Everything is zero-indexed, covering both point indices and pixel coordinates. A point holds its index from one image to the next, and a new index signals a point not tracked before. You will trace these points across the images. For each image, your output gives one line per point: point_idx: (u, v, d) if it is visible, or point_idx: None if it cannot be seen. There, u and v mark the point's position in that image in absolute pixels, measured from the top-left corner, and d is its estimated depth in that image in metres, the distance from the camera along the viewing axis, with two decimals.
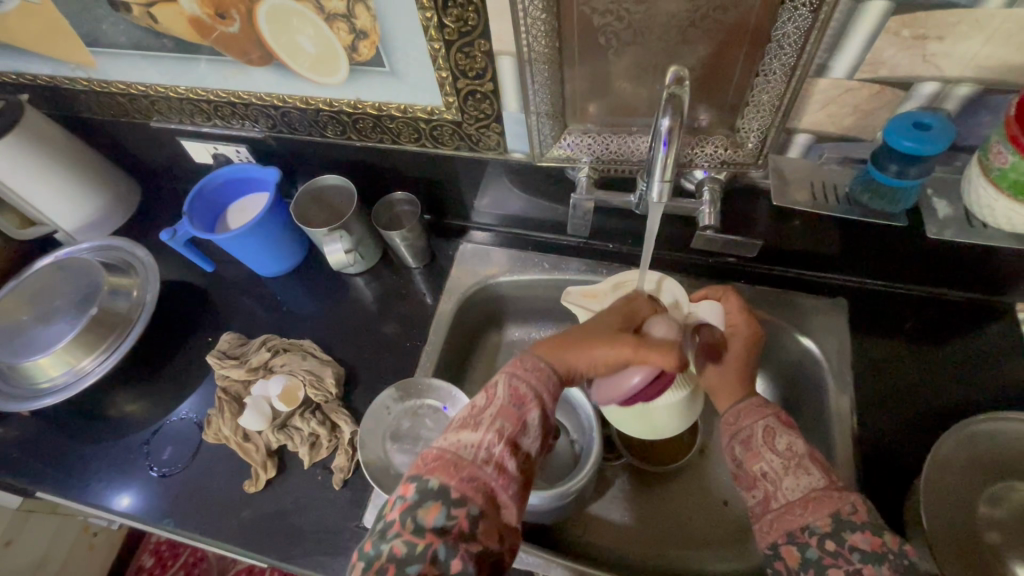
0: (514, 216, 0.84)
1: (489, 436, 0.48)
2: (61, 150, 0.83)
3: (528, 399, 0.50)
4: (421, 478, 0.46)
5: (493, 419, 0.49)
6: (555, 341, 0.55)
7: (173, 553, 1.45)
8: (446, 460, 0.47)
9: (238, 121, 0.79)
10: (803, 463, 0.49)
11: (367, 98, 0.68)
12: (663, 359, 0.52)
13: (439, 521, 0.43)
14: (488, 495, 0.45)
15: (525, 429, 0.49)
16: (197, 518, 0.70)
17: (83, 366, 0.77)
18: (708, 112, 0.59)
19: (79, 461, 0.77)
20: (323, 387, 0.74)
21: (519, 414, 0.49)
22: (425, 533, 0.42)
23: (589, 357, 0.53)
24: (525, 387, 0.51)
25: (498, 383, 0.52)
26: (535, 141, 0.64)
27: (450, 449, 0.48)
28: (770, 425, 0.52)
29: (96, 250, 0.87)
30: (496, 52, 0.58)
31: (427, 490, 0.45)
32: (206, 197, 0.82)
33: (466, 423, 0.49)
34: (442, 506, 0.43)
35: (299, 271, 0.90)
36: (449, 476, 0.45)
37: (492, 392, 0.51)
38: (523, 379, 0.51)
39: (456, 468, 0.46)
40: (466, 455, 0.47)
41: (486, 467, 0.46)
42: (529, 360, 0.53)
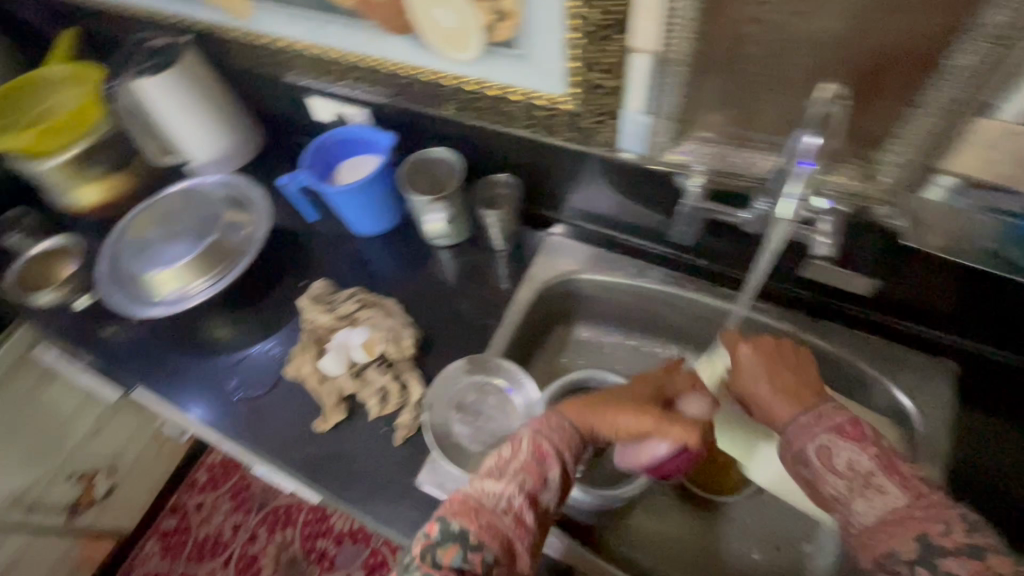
0: (605, 216, 0.85)
1: (511, 488, 0.51)
2: (207, 90, 0.91)
3: (549, 455, 0.53)
4: (445, 518, 0.49)
5: (516, 472, 0.52)
6: (583, 403, 0.58)
7: (225, 475, 1.58)
8: (468, 505, 0.50)
9: (364, 85, 0.83)
10: (872, 483, 0.48)
11: (492, 78, 0.70)
12: (681, 434, 0.54)
13: (456, 562, 0.46)
14: (504, 544, 0.48)
15: (545, 486, 0.52)
16: (269, 444, 0.76)
17: (193, 286, 0.84)
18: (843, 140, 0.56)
19: (177, 371, 0.85)
20: (401, 346, 0.77)
21: (540, 468, 0.53)
22: (440, 570, 0.46)
23: (610, 425, 0.56)
24: (547, 445, 0.54)
25: (523, 437, 0.55)
26: (653, 143, 0.65)
27: (474, 495, 0.51)
28: (825, 444, 0.51)
29: (220, 185, 0.92)
30: (631, 49, 0.58)
31: (448, 532, 0.48)
32: (324, 152, 0.87)
33: (490, 472, 0.52)
34: (459, 549, 0.47)
35: (390, 235, 0.94)
36: (469, 522, 0.48)
37: (517, 445, 0.54)
38: (546, 436, 0.54)
39: (476, 514, 0.49)
40: (487, 503, 0.50)
41: (504, 517, 0.49)
42: (554, 417, 0.56)
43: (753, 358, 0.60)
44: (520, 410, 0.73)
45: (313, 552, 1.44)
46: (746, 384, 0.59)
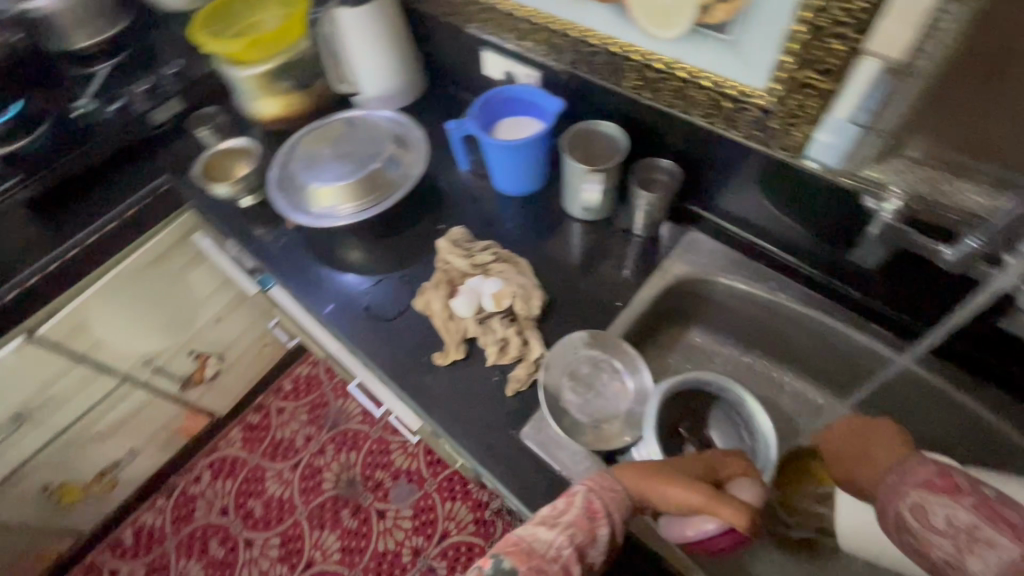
0: (759, 223, 0.82)
1: (562, 538, 0.49)
2: (393, 29, 0.97)
3: (600, 515, 0.51)
4: (496, 555, 0.47)
5: (567, 525, 0.50)
6: (635, 467, 0.55)
7: (307, 389, 1.71)
8: (521, 547, 0.48)
9: (545, 49, 0.85)
10: (974, 536, 0.40)
11: (686, 61, 0.69)
12: (731, 517, 0.49)
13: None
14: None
15: (594, 542, 0.50)
16: (388, 365, 0.81)
17: (348, 207, 0.91)
18: None
19: (319, 280, 0.92)
20: (528, 304, 0.79)
21: (591, 525, 0.50)
22: None
23: (658, 495, 0.53)
24: (598, 503, 0.52)
25: (576, 492, 0.53)
26: (852, 157, 0.63)
27: (527, 539, 0.49)
28: (920, 500, 0.44)
29: (389, 120, 0.99)
30: (864, 52, 0.55)
31: (500, 570, 0.46)
32: (492, 107, 0.90)
33: (543, 520, 0.51)
34: None
35: (529, 199, 0.96)
36: (521, 561, 0.47)
37: (571, 498, 0.52)
38: (598, 494, 0.52)
39: (528, 556, 0.47)
40: (539, 548, 0.48)
41: (552, 564, 0.47)
42: (606, 478, 0.54)
43: (856, 437, 0.57)
44: (632, 394, 0.74)
45: (370, 480, 1.53)
46: (844, 465, 0.56)
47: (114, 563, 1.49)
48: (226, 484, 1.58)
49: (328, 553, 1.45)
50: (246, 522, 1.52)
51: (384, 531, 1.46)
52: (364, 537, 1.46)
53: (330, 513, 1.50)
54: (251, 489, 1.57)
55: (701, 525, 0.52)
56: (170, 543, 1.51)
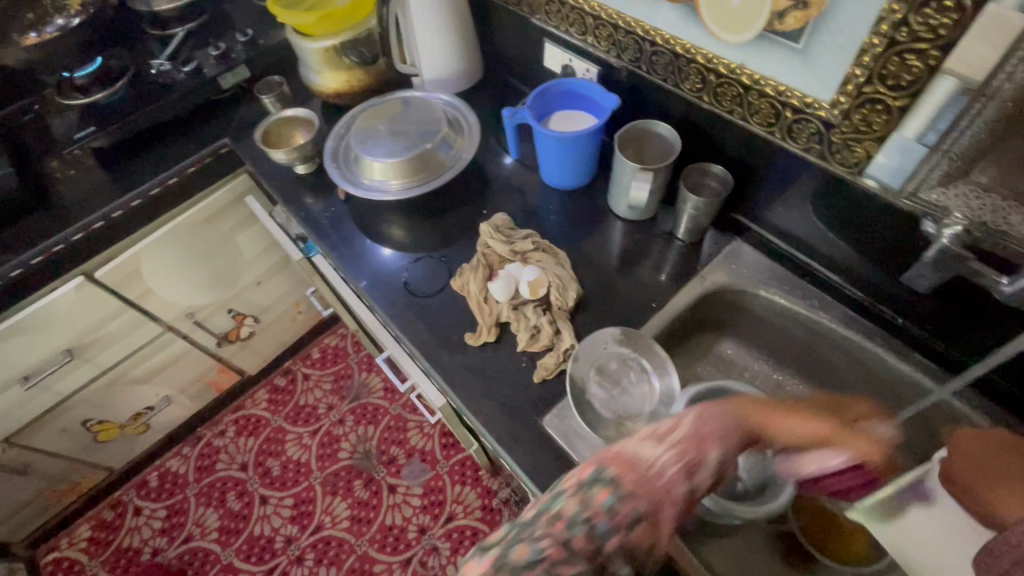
0: (805, 240, 0.80)
1: (669, 455, 0.45)
2: (459, 13, 0.99)
3: (711, 438, 0.47)
4: (597, 463, 0.45)
5: (676, 442, 0.46)
6: (756, 401, 0.52)
7: (333, 359, 1.76)
8: (623, 457, 0.45)
9: (607, 44, 0.85)
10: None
11: (751, 66, 0.68)
12: (858, 451, 0.54)
13: (608, 504, 0.42)
14: (655, 504, 0.43)
15: (703, 466, 0.46)
16: (420, 339, 0.82)
17: (399, 183, 0.94)
18: None
19: (360, 253, 0.95)
20: (564, 296, 0.80)
21: (700, 448, 0.47)
22: (592, 507, 0.42)
23: (783, 431, 0.53)
24: (708, 429, 0.47)
25: (684, 413, 0.49)
26: (917, 177, 0.60)
27: (628, 452, 0.46)
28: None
29: (445, 104, 1.02)
30: (941, 71, 0.53)
31: (601, 474, 0.44)
32: (548, 98, 0.91)
33: (646, 435, 0.47)
34: (612, 492, 0.43)
35: (574, 194, 0.97)
36: (624, 469, 0.44)
37: (677, 419, 0.48)
38: (709, 420, 0.49)
39: (631, 467, 0.44)
40: (642, 464, 0.45)
41: (659, 480, 0.44)
42: (724, 405, 0.50)
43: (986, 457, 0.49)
44: (658, 396, 0.73)
45: (385, 454, 1.57)
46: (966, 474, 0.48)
47: (138, 502, 1.57)
48: (248, 442, 1.64)
49: (337, 520, 1.49)
50: (263, 479, 1.57)
51: (393, 506, 1.49)
52: (374, 508, 1.49)
53: (343, 481, 1.54)
54: (272, 449, 1.62)
55: (828, 463, 0.55)
56: (190, 491, 1.58)
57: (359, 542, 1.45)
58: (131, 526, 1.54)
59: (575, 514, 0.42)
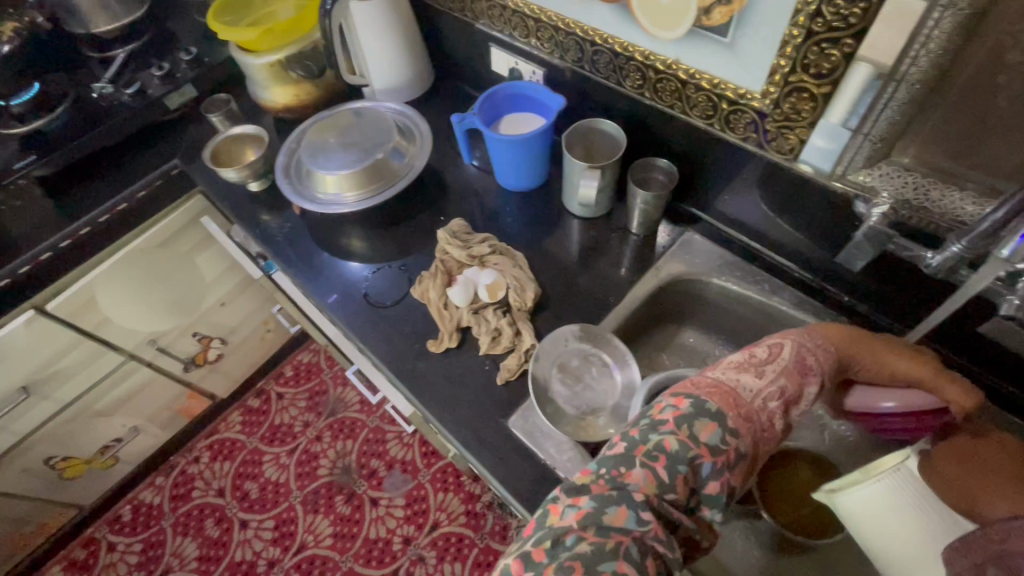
0: (752, 226, 0.82)
1: (771, 389, 0.51)
2: (404, 21, 0.99)
3: (811, 372, 0.54)
4: (695, 396, 0.49)
5: (776, 375, 0.52)
6: (852, 334, 0.59)
7: (307, 376, 1.74)
8: (723, 391, 0.50)
9: (550, 46, 0.86)
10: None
11: (685, 61, 0.70)
12: (955, 396, 0.55)
13: (714, 440, 0.46)
14: (754, 436, 0.49)
15: (800, 397, 0.52)
16: (383, 350, 0.82)
17: (354, 194, 0.93)
18: None
19: (319, 268, 0.94)
20: (523, 297, 0.81)
21: (800, 381, 0.53)
22: (699, 444, 0.46)
23: (880, 364, 0.59)
24: (810, 360, 0.55)
25: (784, 346, 0.55)
26: (845, 160, 0.62)
27: (728, 383, 0.51)
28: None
29: (394, 113, 1.02)
30: (857, 57, 0.55)
31: (703, 408, 0.48)
32: (496, 102, 0.92)
33: (747, 367, 0.52)
34: (718, 429, 0.47)
35: (531, 195, 0.98)
36: (727, 406, 0.48)
37: (776, 351, 0.54)
38: (811, 352, 0.55)
39: (733, 401, 0.49)
40: (745, 396, 0.50)
41: (760, 414, 0.49)
42: (821, 338, 0.57)
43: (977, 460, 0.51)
44: (619, 388, 0.75)
45: (365, 468, 1.55)
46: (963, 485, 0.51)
47: (112, 538, 1.52)
48: (224, 466, 1.61)
49: (320, 538, 1.47)
50: (241, 504, 1.54)
51: (376, 518, 1.47)
52: (357, 523, 1.47)
53: (324, 498, 1.52)
54: (249, 471, 1.59)
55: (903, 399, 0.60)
56: (167, 521, 1.54)
57: (344, 559, 1.43)
58: (105, 563, 1.49)
59: (678, 452, 0.45)
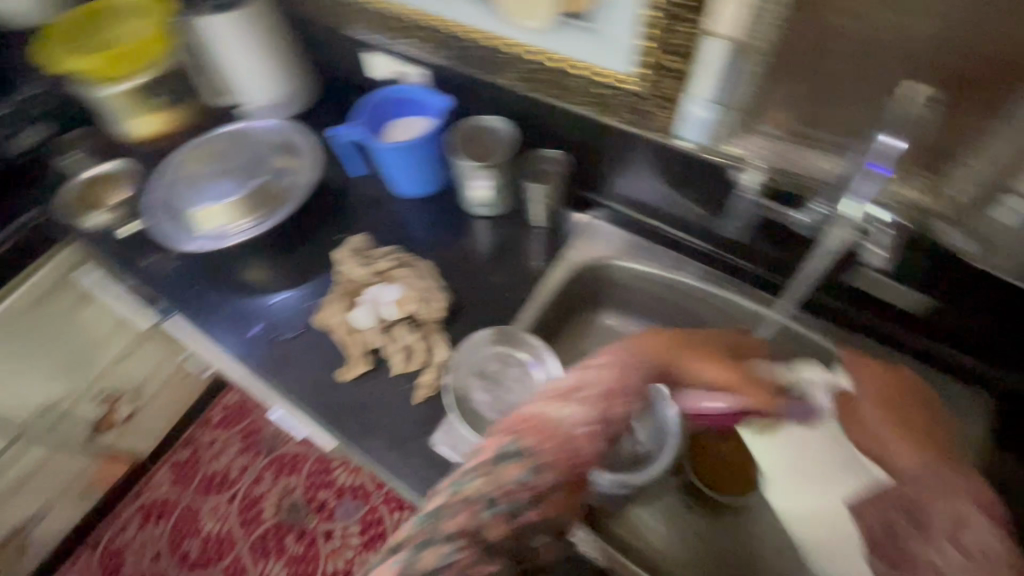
0: (648, 206, 0.83)
1: (584, 416, 0.50)
2: (273, 35, 0.91)
3: (625, 392, 0.53)
4: (510, 434, 0.49)
5: (590, 400, 0.52)
6: (660, 342, 0.60)
7: (238, 417, 1.63)
8: (535, 424, 0.50)
9: (426, 46, 0.83)
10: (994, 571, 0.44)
11: (558, 51, 0.70)
12: (753, 397, 0.58)
13: (521, 477, 0.47)
14: (571, 465, 0.48)
15: (619, 415, 0.52)
16: (293, 387, 0.77)
17: (237, 225, 0.86)
18: (969, 175, 0.53)
19: (212, 307, 0.87)
20: (431, 309, 0.78)
21: (615, 403, 0.52)
22: (506, 485, 0.46)
23: (687, 370, 0.60)
24: (631, 374, 0.55)
25: (597, 366, 0.56)
26: (714, 133, 0.64)
27: (542, 416, 0.50)
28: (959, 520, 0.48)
29: (269, 131, 0.95)
30: (706, 32, 0.56)
31: (512, 447, 0.48)
32: (378, 108, 0.88)
33: (563, 394, 0.52)
34: (525, 467, 0.47)
35: (432, 200, 0.95)
36: (538, 440, 0.48)
37: (593, 374, 0.54)
38: (631, 367, 0.56)
39: (544, 435, 0.49)
40: (560, 424, 0.50)
41: (574, 441, 0.49)
42: (634, 354, 0.57)
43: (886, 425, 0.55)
44: (539, 384, 0.73)
45: (314, 501, 1.48)
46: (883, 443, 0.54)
47: None
48: (158, 528, 1.49)
49: None
50: (183, 565, 1.44)
51: (332, 551, 1.42)
52: (312, 561, 1.41)
53: (273, 542, 1.44)
54: (187, 529, 1.48)
55: (721, 398, 0.59)
56: None
57: None
58: None
59: (485, 493, 0.46)
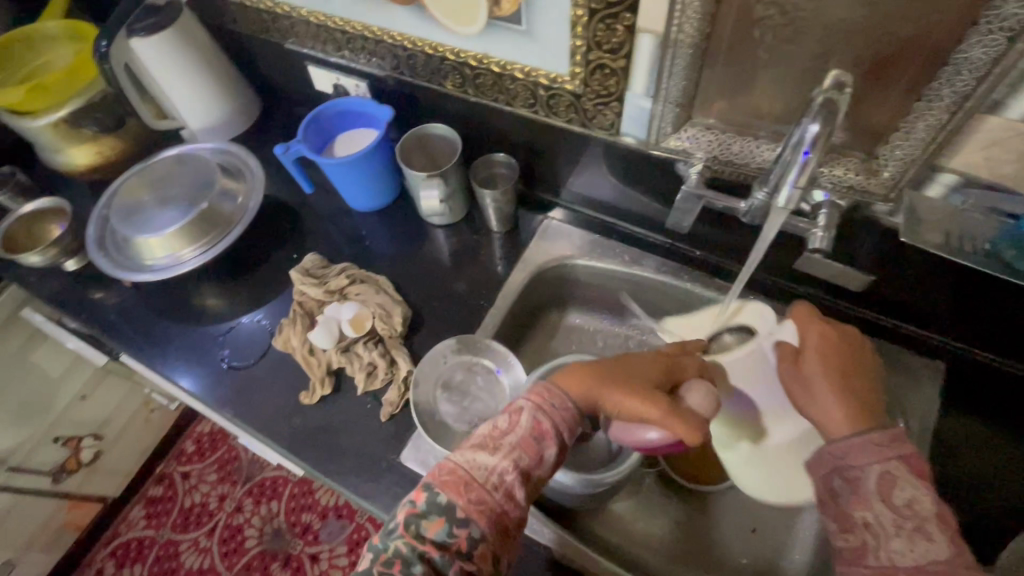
0: (604, 202, 0.83)
1: (504, 464, 0.49)
2: (205, 53, 0.89)
3: (548, 435, 0.51)
4: (431, 488, 0.48)
5: (511, 448, 0.50)
6: (585, 374, 0.54)
7: (212, 446, 1.58)
8: (458, 476, 0.48)
9: (365, 56, 0.81)
10: (923, 528, 0.44)
11: (494, 54, 0.69)
12: (685, 435, 0.49)
13: (441, 535, 0.46)
14: (492, 519, 0.47)
15: (540, 463, 0.50)
16: (255, 415, 0.75)
17: (184, 253, 0.84)
18: (900, 151, 0.53)
19: (165, 339, 0.84)
20: (391, 323, 0.77)
21: (537, 448, 0.50)
22: (425, 542, 0.45)
23: (614, 403, 0.52)
24: (548, 424, 0.51)
25: (521, 409, 0.52)
26: (654, 128, 0.63)
27: (464, 466, 0.49)
28: (888, 471, 0.46)
29: (214, 151, 0.93)
30: (638, 28, 0.56)
31: (435, 503, 0.47)
32: (321, 122, 0.86)
33: (484, 443, 0.50)
34: (445, 523, 0.46)
35: (386, 212, 0.93)
36: (458, 495, 0.47)
37: (515, 418, 0.52)
38: (547, 414, 0.52)
39: (466, 487, 0.48)
40: (478, 477, 0.48)
41: (494, 492, 0.48)
42: (555, 394, 0.53)
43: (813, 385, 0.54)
44: (506, 390, 0.73)
45: (297, 525, 1.45)
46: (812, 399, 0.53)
47: None
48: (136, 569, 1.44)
49: None
50: None
51: None
52: None
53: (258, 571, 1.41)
54: (167, 567, 1.44)
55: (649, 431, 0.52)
56: None
57: None
58: None
59: (410, 553, 0.45)
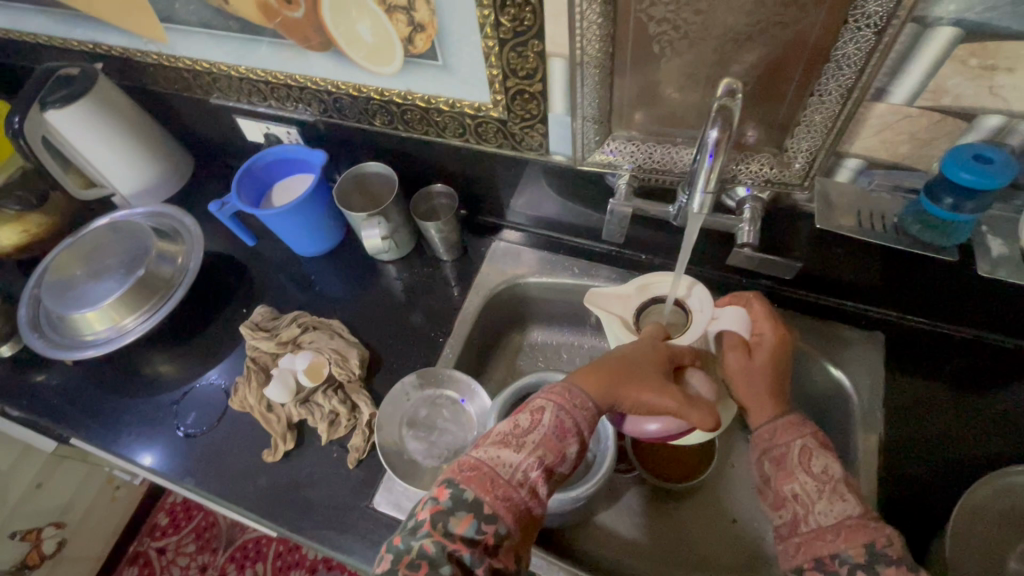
0: (549, 219, 0.84)
1: (529, 461, 0.48)
2: (127, 117, 0.87)
3: (570, 433, 0.50)
4: (456, 484, 0.47)
5: (535, 445, 0.49)
6: (601, 372, 0.52)
7: (187, 515, 1.51)
8: (482, 472, 0.48)
9: (291, 103, 0.81)
10: (838, 488, 0.47)
11: (417, 90, 0.70)
12: (700, 422, 0.48)
13: (470, 532, 0.45)
14: (518, 516, 0.47)
15: (563, 461, 0.49)
16: (217, 480, 0.73)
17: (126, 324, 0.81)
18: (805, 141, 0.55)
19: (115, 415, 0.81)
20: (348, 367, 0.76)
21: (560, 446, 0.49)
22: (454, 540, 0.44)
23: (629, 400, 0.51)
24: (570, 422, 0.50)
25: (544, 409, 0.51)
26: (579, 145, 0.65)
27: (489, 463, 0.48)
28: (807, 445, 0.50)
29: (149, 215, 0.91)
30: (549, 54, 0.58)
31: (461, 500, 0.46)
32: (255, 175, 0.85)
33: (507, 441, 0.49)
34: (473, 520, 0.45)
35: (334, 255, 0.92)
36: (485, 491, 0.46)
37: (537, 417, 0.50)
38: (569, 413, 0.50)
39: (492, 484, 0.47)
40: (503, 474, 0.48)
41: (520, 489, 0.47)
42: (577, 395, 0.51)
43: (747, 375, 0.54)
44: (473, 419, 0.72)
45: None
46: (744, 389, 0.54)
47: None
48: None
49: None
50: None
51: None
52: None
53: None
54: None
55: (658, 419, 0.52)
56: None
57: None
58: None
59: (437, 553, 0.44)
